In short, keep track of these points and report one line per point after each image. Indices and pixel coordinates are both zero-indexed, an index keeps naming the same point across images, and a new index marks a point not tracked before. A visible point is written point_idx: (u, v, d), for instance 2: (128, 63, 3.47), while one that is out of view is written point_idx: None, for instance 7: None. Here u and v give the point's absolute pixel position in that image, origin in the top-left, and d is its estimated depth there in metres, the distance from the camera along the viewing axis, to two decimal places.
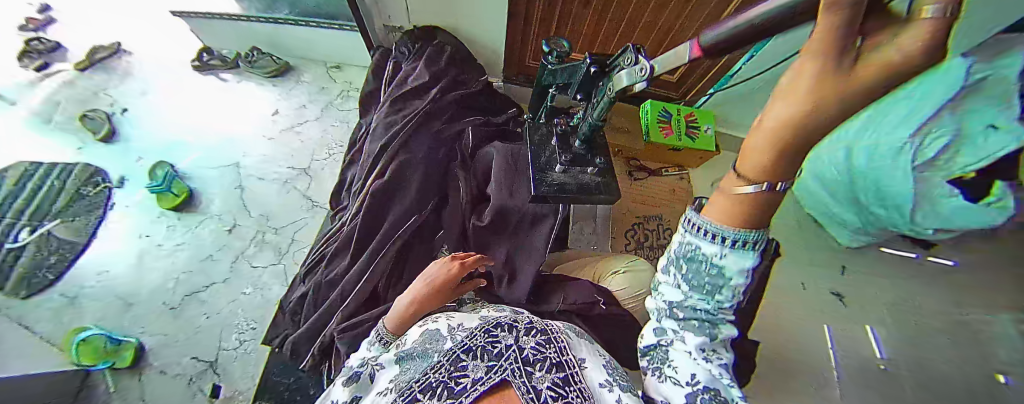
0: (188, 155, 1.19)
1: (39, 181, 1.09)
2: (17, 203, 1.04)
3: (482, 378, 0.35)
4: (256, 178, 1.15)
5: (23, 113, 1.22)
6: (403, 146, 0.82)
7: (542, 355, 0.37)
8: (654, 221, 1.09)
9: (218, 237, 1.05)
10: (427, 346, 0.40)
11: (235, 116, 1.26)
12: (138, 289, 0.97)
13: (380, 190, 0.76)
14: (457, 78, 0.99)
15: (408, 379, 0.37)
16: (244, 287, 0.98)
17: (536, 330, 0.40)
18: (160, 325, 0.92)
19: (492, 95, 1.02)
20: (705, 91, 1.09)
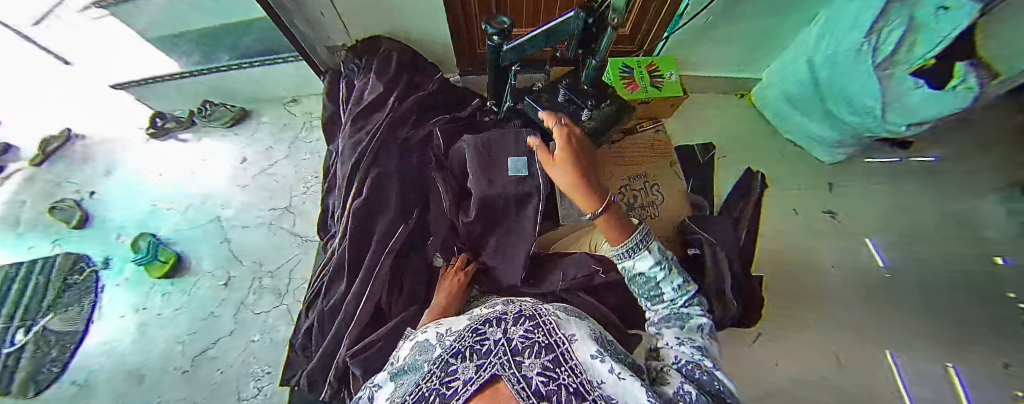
0: (166, 222, 1.17)
1: (23, 281, 1.06)
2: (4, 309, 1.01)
3: (472, 377, 0.28)
4: (239, 228, 1.14)
5: None
6: (374, 161, 0.82)
7: (531, 340, 0.32)
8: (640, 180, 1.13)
9: (215, 293, 1.04)
10: (415, 359, 0.36)
11: (205, 172, 1.26)
12: (145, 361, 0.97)
13: (361, 209, 0.76)
14: (412, 82, 1.01)
15: (399, 398, 0.31)
16: (252, 335, 0.98)
17: (524, 318, 0.36)
18: (174, 391, 0.91)
19: (450, 90, 1.04)
20: (660, 36, 1.09)
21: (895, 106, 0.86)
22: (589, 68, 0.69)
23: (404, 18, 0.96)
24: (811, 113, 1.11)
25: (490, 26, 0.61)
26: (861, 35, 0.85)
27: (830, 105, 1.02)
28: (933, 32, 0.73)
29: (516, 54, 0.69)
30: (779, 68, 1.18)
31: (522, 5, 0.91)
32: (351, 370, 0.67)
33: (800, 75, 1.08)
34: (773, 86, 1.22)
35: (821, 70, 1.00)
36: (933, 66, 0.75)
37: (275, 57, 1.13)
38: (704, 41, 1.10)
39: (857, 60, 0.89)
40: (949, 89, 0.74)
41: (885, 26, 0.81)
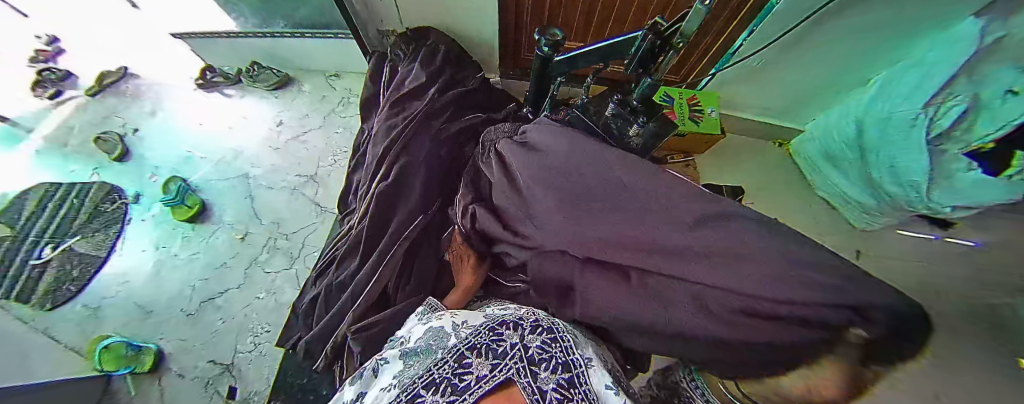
0: (198, 169, 1.23)
1: (60, 200, 1.14)
2: (40, 223, 1.10)
3: (486, 376, 0.30)
4: (265, 187, 1.18)
5: (42, 139, 1.29)
6: (403, 149, 0.84)
7: (547, 354, 0.32)
8: None
9: (231, 246, 1.08)
10: (430, 344, 0.38)
11: (241, 127, 1.31)
12: (157, 298, 1.01)
13: (384, 193, 0.78)
14: (455, 77, 1.03)
15: (412, 376, 0.33)
16: (258, 292, 1.00)
17: (541, 328, 0.35)
18: (177, 331, 0.95)
19: (488, 92, 1.06)
20: (706, 72, 1.09)
21: (945, 187, 0.80)
22: (641, 86, 0.69)
23: (457, 14, 0.98)
24: (848, 173, 1.05)
25: (542, 38, 0.63)
26: (920, 102, 0.82)
27: (872, 169, 0.95)
28: (997, 111, 0.70)
29: (565, 66, 0.71)
30: (824, 121, 1.12)
31: (573, 20, 0.92)
32: (347, 346, 0.68)
33: (847, 134, 1.01)
34: (814, 141, 1.16)
35: (870, 128, 0.94)
36: (992, 150, 0.71)
37: (326, 32, 1.18)
38: (752, 84, 1.09)
39: (909, 133, 0.84)
40: (1003, 177, 0.69)
41: (947, 100, 0.78)
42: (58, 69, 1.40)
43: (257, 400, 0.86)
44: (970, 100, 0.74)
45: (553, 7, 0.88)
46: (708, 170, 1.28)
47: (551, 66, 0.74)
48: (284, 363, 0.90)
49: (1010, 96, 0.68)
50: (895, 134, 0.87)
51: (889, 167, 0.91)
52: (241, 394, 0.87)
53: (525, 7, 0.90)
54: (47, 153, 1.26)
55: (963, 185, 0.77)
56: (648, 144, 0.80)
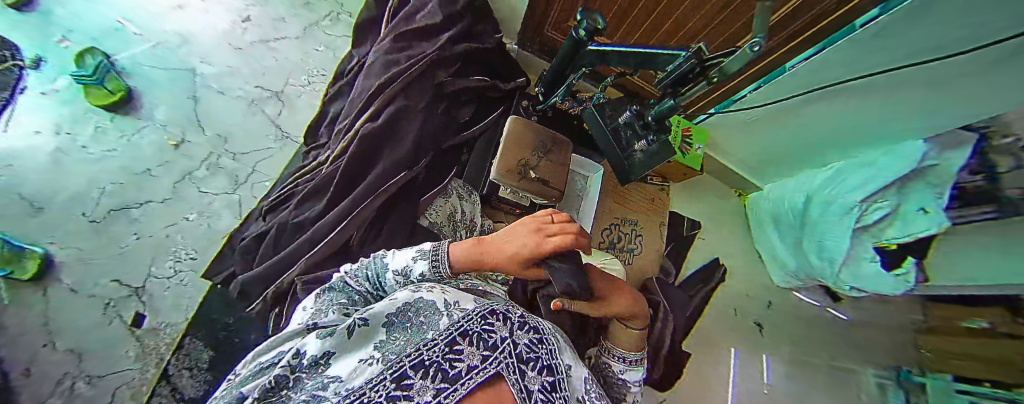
0: (130, 47, 0.99)
1: None
2: None
3: (478, 367, 0.28)
4: (215, 90, 0.97)
5: None
6: (401, 91, 0.73)
7: (534, 354, 0.33)
8: (629, 225, 1.09)
9: (160, 151, 0.89)
10: (421, 320, 0.34)
11: (198, 11, 1.06)
12: (51, 194, 0.84)
13: (370, 136, 0.67)
14: (472, 29, 0.90)
15: (397, 351, 0.29)
16: (187, 212, 0.85)
17: (528, 327, 0.36)
18: (76, 239, 0.80)
19: (503, 55, 0.94)
20: (705, 111, 1.03)
21: (851, 269, 0.87)
22: (663, 104, 0.64)
23: None
24: (784, 234, 1.03)
25: (584, 19, 0.57)
26: (857, 197, 0.78)
27: (805, 241, 0.95)
28: (908, 225, 0.72)
29: (595, 59, 0.65)
30: (784, 185, 1.01)
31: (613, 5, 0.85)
32: (292, 294, 0.60)
33: (794, 202, 0.95)
34: (770, 200, 1.07)
35: (819, 202, 0.89)
36: (893, 250, 0.79)
37: None
38: (746, 132, 0.99)
39: (841, 219, 0.83)
40: (893, 273, 0.80)
41: (876, 201, 0.76)
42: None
43: (169, 333, 0.76)
44: (893, 205, 0.73)
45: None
46: (681, 194, 1.22)
47: (581, 53, 0.67)
48: (208, 298, 0.79)
49: (921, 214, 0.69)
50: (829, 217, 0.85)
51: (816, 245, 0.91)
52: (148, 324, 0.76)
53: None
54: None
55: (865, 271, 0.84)
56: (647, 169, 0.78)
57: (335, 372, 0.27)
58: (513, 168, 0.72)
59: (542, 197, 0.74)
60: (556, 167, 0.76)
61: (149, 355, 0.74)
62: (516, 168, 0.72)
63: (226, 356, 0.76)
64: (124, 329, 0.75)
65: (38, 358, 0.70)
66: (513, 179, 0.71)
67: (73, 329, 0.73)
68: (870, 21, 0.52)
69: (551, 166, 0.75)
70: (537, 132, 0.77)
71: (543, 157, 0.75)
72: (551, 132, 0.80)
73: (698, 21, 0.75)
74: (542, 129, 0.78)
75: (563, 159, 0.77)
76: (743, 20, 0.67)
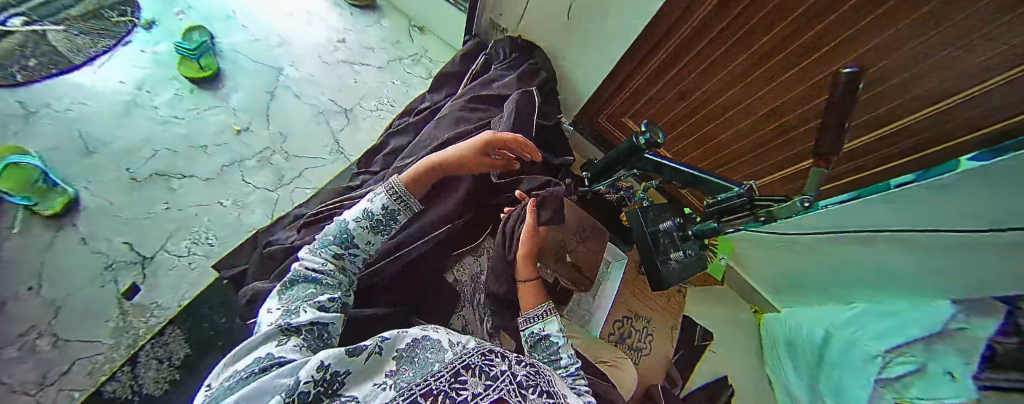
0: (233, 35, 1.11)
1: None
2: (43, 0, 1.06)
3: (482, 394, 0.30)
4: (292, 93, 1.05)
5: None
6: (464, 145, 0.79)
7: (535, 381, 0.33)
8: (641, 322, 1.00)
9: (222, 132, 0.94)
10: (424, 356, 0.36)
11: (303, 22, 1.20)
12: (108, 142, 0.89)
13: (424, 182, 0.73)
14: (540, 106, 0.98)
15: (404, 382, 0.33)
16: (224, 197, 0.87)
17: (525, 360, 0.36)
18: (109, 191, 0.82)
19: (560, 135, 1.02)
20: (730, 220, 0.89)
21: None
22: (704, 226, 0.66)
23: (577, 45, 0.95)
24: (801, 367, 0.84)
25: (647, 131, 0.61)
26: (887, 344, 0.65)
27: (825, 381, 0.77)
28: (935, 388, 0.57)
29: (650, 166, 0.70)
30: (809, 312, 0.85)
31: (665, 117, 0.90)
32: None
33: (811, 335, 0.81)
34: (784, 326, 0.91)
35: (838, 339, 0.75)
36: None
37: None
38: (764, 259, 0.89)
39: (865, 368, 0.68)
40: None
41: (901, 355, 0.63)
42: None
43: (154, 314, 0.73)
44: (920, 362, 0.60)
45: (654, 96, 0.88)
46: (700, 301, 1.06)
47: (637, 157, 0.70)
48: (207, 291, 0.76)
49: (950, 380, 0.54)
50: (854, 360, 0.71)
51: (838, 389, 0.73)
52: (138, 299, 0.73)
53: (626, 86, 0.92)
54: None
55: None
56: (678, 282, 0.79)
57: (351, 395, 0.32)
58: (552, 249, 0.76)
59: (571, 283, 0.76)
60: (589, 255, 0.78)
61: (124, 331, 0.70)
62: (556, 250, 0.76)
63: (197, 359, 0.70)
64: (112, 296, 0.72)
65: (17, 298, 0.68)
66: (552, 260, 0.76)
67: (65, 278, 0.71)
68: (904, 185, 0.48)
69: (586, 253, 0.78)
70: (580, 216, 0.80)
71: (579, 242, 0.78)
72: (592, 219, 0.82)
73: (741, 148, 0.78)
74: (583, 215, 0.80)
75: (598, 248, 0.79)
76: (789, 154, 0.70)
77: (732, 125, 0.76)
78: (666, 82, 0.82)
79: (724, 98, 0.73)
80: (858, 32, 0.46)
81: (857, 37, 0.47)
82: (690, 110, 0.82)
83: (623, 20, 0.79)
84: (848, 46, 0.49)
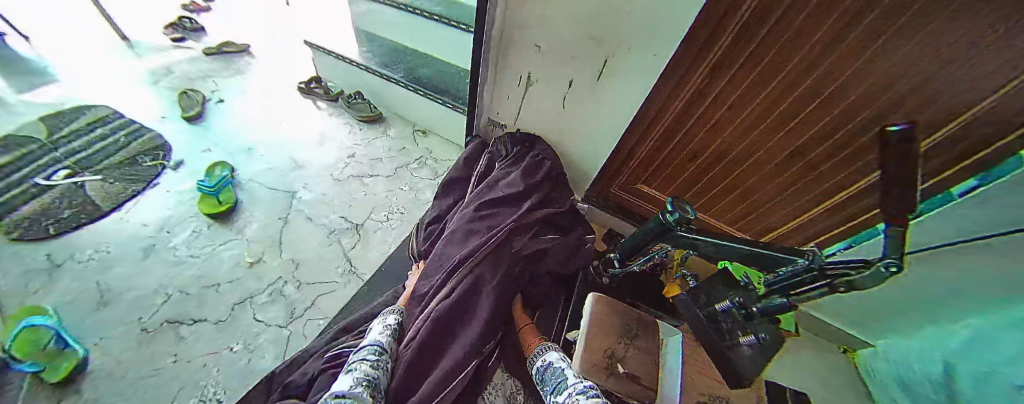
0: (253, 165, 1.19)
1: (123, 135, 1.25)
2: (86, 153, 1.17)
3: None
4: (304, 216, 1.08)
5: (150, 86, 1.46)
6: (482, 264, 0.78)
7: None
8: None
9: (234, 268, 0.94)
10: None
11: (316, 144, 1.29)
12: (124, 289, 0.88)
13: (446, 316, 0.72)
14: (549, 195, 0.97)
15: None
16: (232, 342, 0.82)
17: None
18: (119, 347, 0.79)
19: (577, 217, 0.99)
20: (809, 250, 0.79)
21: None
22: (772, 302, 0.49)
23: (576, 137, 0.99)
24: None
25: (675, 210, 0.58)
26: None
27: None
28: None
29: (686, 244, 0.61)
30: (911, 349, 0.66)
31: (678, 179, 0.89)
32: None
33: (929, 372, 0.60)
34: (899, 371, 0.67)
35: (966, 374, 0.54)
36: None
37: (436, 96, 1.28)
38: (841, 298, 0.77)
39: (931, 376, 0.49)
40: None
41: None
42: (237, 44, 1.71)
43: None
44: None
45: (664, 161, 0.87)
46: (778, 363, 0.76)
47: (669, 237, 0.63)
48: None
49: None
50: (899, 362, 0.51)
51: None
52: None
53: (631, 159, 0.93)
54: (145, 95, 1.43)
55: None
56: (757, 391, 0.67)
57: None
58: (599, 362, 0.68)
59: (632, 399, 0.66)
60: (645, 359, 0.71)
61: None
62: (601, 362, 0.68)
63: None
64: None
65: None
66: (600, 377, 0.67)
67: None
68: (969, 192, 0.51)
69: (640, 358, 0.71)
70: (622, 313, 0.77)
71: (630, 344, 0.72)
72: (637, 311, 0.79)
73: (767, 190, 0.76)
74: (629, 313, 0.77)
75: (652, 346, 0.73)
76: (826, 186, 0.67)
77: (750, 174, 0.75)
78: (673, 150, 0.83)
79: (735, 152, 0.73)
80: (875, 55, 0.46)
81: (871, 65, 0.48)
82: (703, 167, 0.82)
83: (618, 113, 0.84)
84: (863, 74, 0.49)
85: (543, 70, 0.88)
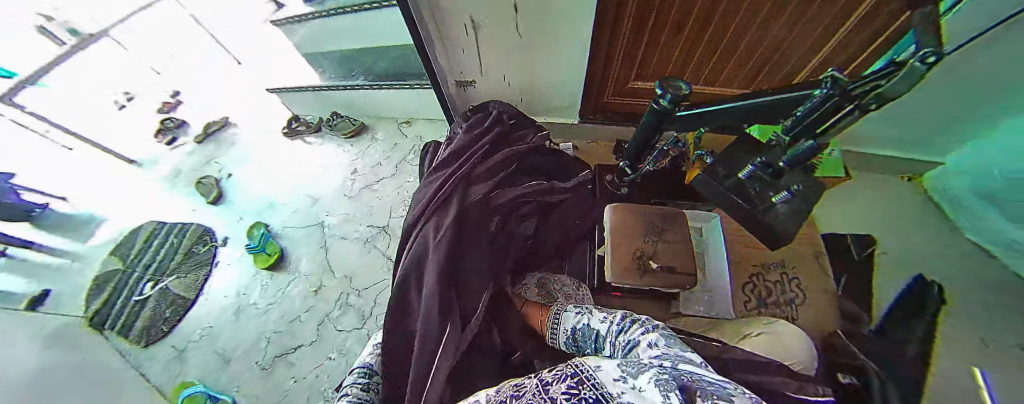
0: (281, 215, 1.30)
1: (175, 234, 1.42)
2: (156, 261, 1.35)
3: (540, 387, 0.38)
4: (338, 237, 1.18)
5: (173, 189, 1.61)
6: (433, 228, 0.80)
7: (562, 374, 0.39)
8: (777, 271, 0.91)
9: (304, 298, 1.07)
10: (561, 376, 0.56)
11: (321, 174, 1.37)
12: (235, 346, 1.05)
13: (407, 291, 0.76)
14: (500, 143, 0.99)
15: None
16: (329, 352, 0.96)
17: (558, 370, 0.41)
18: (252, 387, 0.95)
19: (546, 154, 1.01)
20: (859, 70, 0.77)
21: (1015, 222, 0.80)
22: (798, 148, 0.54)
23: (545, 60, 0.94)
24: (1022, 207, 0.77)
25: (665, 90, 0.57)
26: None
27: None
28: None
29: (690, 121, 0.62)
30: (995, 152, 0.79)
31: (671, 56, 0.85)
32: None
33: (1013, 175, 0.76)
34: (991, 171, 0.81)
35: None
36: None
37: (399, 81, 1.26)
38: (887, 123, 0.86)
39: None
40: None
41: None
42: (217, 120, 1.79)
43: None
44: None
45: (649, 46, 0.83)
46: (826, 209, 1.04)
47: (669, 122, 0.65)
48: None
49: None
50: None
51: None
52: None
53: (615, 55, 0.88)
54: (173, 198, 1.58)
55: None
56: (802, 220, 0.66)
57: None
58: (630, 266, 0.71)
59: (670, 287, 0.70)
60: (677, 247, 0.73)
61: None
62: (632, 265, 0.71)
63: None
64: None
65: None
66: (634, 278, 0.70)
67: None
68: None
69: (668, 246, 0.73)
70: (641, 215, 0.78)
71: (657, 239, 0.74)
72: (657, 208, 0.80)
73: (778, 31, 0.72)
74: (648, 210, 0.79)
75: (681, 236, 0.75)
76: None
77: (748, 23, 0.72)
78: (655, 31, 0.79)
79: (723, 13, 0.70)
80: None
81: None
82: (694, 37, 0.78)
83: (575, 25, 0.80)
84: None
85: (486, 15, 0.82)
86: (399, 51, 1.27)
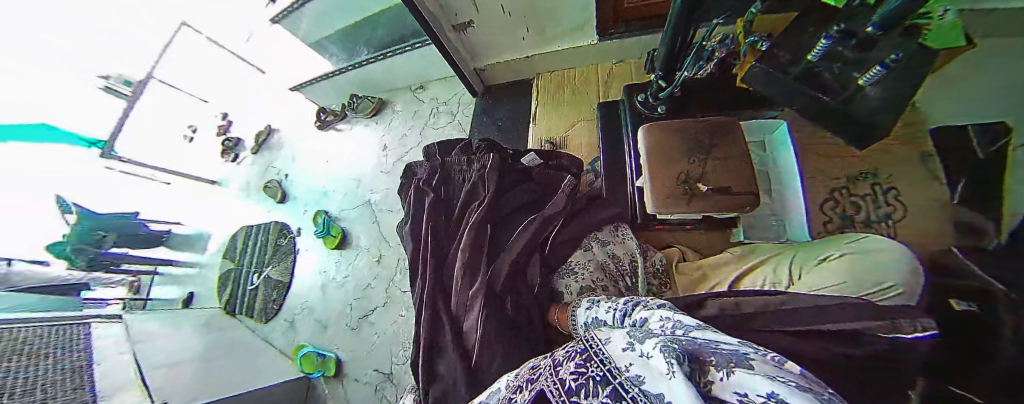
0: (335, 202, 1.41)
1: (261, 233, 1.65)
2: (254, 257, 1.60)
3: (550, 365, 0.36)
4: (387, 211, 1.27)
5: (249, 197, 1.84)
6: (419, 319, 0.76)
7: (575, 350, 0.36)
8: (866, 180, 0.74)
9: (370, 268, 1.21)
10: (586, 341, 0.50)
11: (358, 157, 1.45)
12: (328, 314, 1.24)
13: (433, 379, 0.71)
14: (446, 198, 0.89)
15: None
16: (400, 310, 1.09)
17: (575, 346, 0.38)
18: (347, 344, 1.14)
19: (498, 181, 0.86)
20: None
21: None
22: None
23: None
24: None
25: None
26: None
27: None
28: None
29: None
30: None
31: None
32: None
33: None
34: None
35: None
36: None
37: (403, 45, 1.23)
38: None
39: None
40: None
41: None
42: (264, 130, 1.95)
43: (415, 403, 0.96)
44: None
45: None
46: None
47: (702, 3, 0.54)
48: None
49: None
50: None
51: None
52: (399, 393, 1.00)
53: None
54: (252, 203, 1.82)
55: None
56: (888, 97, 0.51)
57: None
58: (674, 193, 0.64)
59: (729, 211, 0.62)
60: (732, 164, 0.64)
61: None
62: (679, 193, 0.64)
63: None
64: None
65: None
66: (681, 205, 0.63)
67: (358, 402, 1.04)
68: None
69: (720, 163, 0.64)
70: (677, 134, 0.69)
71: (704, 158, 0.65)
72: (701, 121, 0.69)
73: None
74: (687, 129, 0.69)
75: (734, 151, 0.65)
76: None
77: None
78: None
79: None
80: None
81: None
82: None
83: None
84: None
85: None
86: (395, 12, 1.20)
